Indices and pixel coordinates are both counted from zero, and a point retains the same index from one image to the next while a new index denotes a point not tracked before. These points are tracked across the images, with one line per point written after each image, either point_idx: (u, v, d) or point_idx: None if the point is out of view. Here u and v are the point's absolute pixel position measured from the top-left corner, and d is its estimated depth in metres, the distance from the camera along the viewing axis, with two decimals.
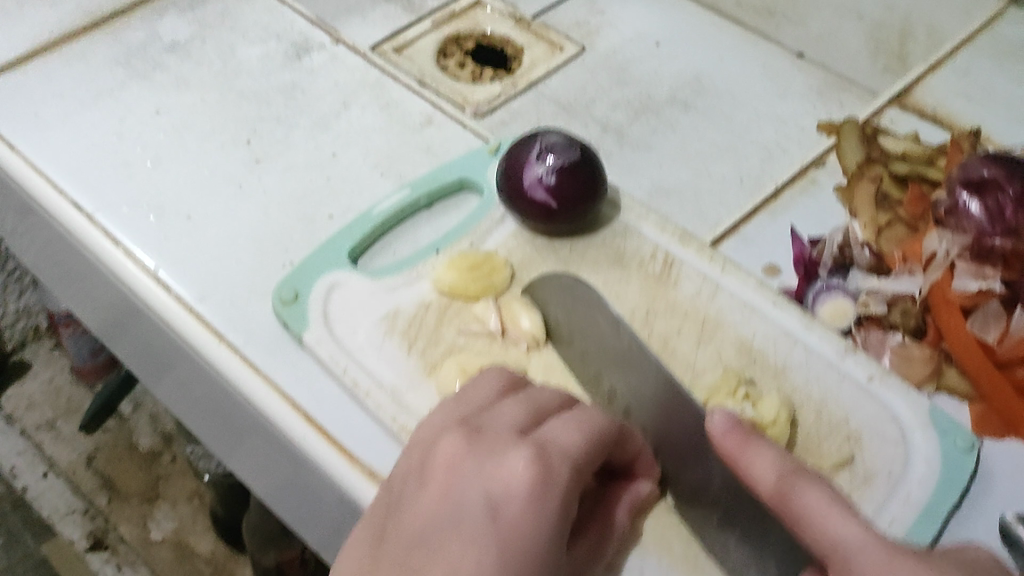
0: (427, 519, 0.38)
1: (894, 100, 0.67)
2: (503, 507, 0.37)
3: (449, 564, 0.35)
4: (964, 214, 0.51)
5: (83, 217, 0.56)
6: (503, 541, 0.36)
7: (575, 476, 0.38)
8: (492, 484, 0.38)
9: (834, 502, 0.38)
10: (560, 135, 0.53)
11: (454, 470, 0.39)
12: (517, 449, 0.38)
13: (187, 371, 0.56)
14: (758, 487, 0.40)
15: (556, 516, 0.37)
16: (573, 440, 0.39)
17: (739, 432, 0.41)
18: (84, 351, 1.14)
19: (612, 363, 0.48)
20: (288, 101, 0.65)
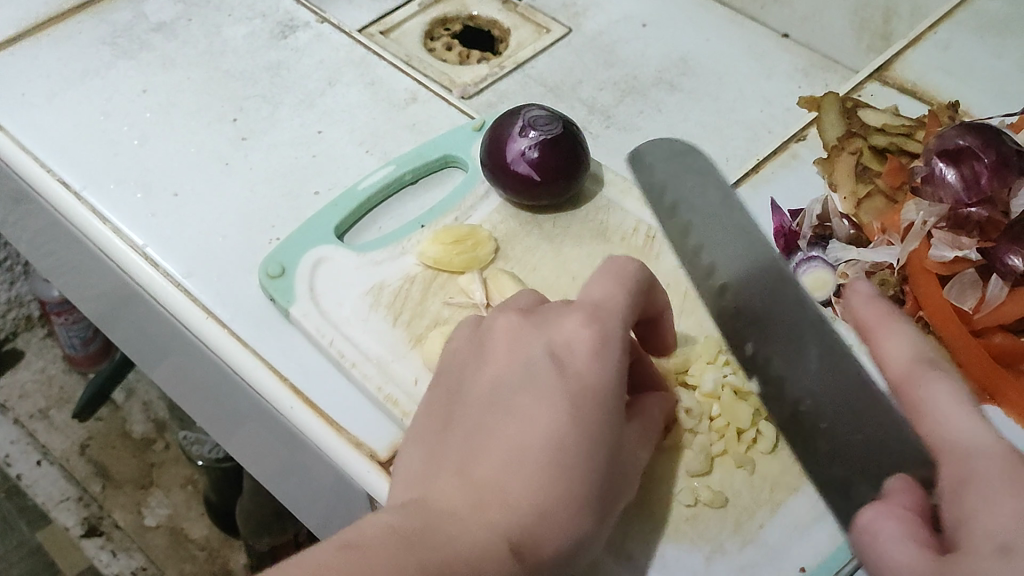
0: (491, 387, 0.39)
1: (874, 75, 0.67)
2: (566, 361, 0.38)
3: (525, 420, 0.37)
4: (940, 183, 0.49)
5: (71, 194, 0.57)
6: (572, 394, 0.37)
7: (625, 343, 0.40)
8: (552, 343, 0.39)
9: (961, 395, 0.35)
10: (542, 109, 0.54)
11: (514, 339, 0.41)
12: (568, 316, 0.40)
13: (177, 349, 0.57)
14: (890, 363, 0.37)
15: (619, 375, 0.39)
16: (622, 300, 0.41)
17: (882, 302, 0.39)
18: (76, 340, 1.14)
19: (723, 238, 0.51)
20: (273, 79, 0.65)
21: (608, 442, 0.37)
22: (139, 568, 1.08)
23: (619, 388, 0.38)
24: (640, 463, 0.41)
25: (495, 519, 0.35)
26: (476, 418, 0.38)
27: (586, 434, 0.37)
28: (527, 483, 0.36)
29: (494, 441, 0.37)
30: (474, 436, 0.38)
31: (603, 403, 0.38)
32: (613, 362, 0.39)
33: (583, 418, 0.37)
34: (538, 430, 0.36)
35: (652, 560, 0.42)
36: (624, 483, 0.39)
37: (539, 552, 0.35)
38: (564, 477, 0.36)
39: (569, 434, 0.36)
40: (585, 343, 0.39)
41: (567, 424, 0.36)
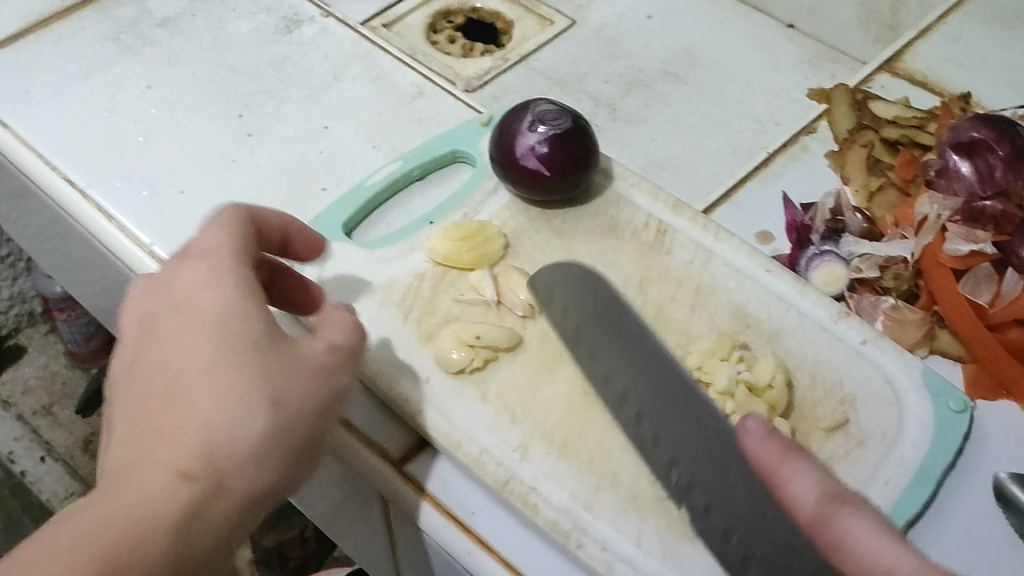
0: (145, 322, 0.39)
1: (884, 67, 0.67)
2: (190, 301, 0.38)
3: (171, 357, 0.37)
4: (954, 176, 0.51)
5: (76, 192, 0.56)
6: (204, 323, 0.37)
7: (238, 260, 0.40)
8: (168, 297, 0.39)
9: (878, 527, 0.34)
10: (551, 104, 0.53)
11: (141, 308, 0.40)
12: (183, 265, 0.40)
13: None
14: (800, 507, 0.36)
15: (237, 281, 0.39)
16: (224, 232, 0.41)
17: (778, 439, 0.38)
18: (78, 336, 1.14)
19: (618, 350, 0.47)
20: (278, 75, 0.65)
21: (253, 340, 0.37)
22: None
23: (252, 288, 0.39)
24: (324, 343, 0.39)
25: (162, 457, 0.33)
26: (128, 387, 0.37)
27: (235, 357, 0.36)
28: (207, 398, 0.35)
29: (159, 377, 0.36)
30: (140, 389, 0.36)
31: (234, 313, 0.37)
32: (232, 282, 0.39)
33: (218, 338, 0.36)
34: (189, 364, 0.36)
35: (670, 559, 0.42)
36: (331, 374, 0.38)
37: (222, 466, 0.34)
38: (223, 389, 0.35)
39: (224, 359, 0.36)
40: (194, 273, 0.39)
41: (222, 351, 0.36)
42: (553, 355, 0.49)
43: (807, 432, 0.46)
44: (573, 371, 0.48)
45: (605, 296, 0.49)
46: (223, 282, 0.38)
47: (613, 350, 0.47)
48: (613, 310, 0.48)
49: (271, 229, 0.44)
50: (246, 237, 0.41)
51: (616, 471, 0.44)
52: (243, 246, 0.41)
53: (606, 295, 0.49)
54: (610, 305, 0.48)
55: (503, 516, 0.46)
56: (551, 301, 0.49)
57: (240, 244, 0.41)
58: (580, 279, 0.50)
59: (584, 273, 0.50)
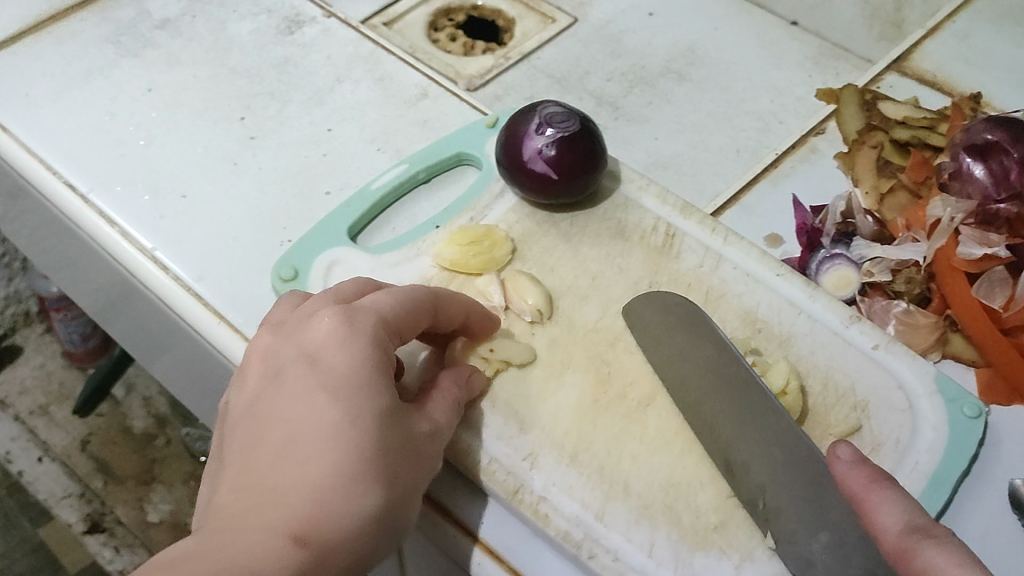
0: (272, 364, 0.40)
1: (892, 66, 0.66)
2: (322, 357, 0.38)
3: (289, 413, 0.37)
4: (968, 178, 0.50)
5: (78, 198, 0.55)
6: (327, 383, 0.37)
7: (381, 324, 0.40)
8: (300, 346, 0.39)
9: (957, 558, 0.33)
10: (560, 106, 0.53)
11: (267, 352, 0.40)
12: (321, 314, 0.40)
13: (184, 353, 0.56)
14: (881, 536, 0.36)
15: (373, 351, 0.39)
16: (388, 300, 0.41)
17: (870, 470, 0.38)
18: (75, 335, 1.13)
19: (696, 365, 0.46)
20: (280, 76, 0.64)
21: (377, 416, 0.37)
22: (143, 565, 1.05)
23: (381, 356, 0.39)
24: (430, 425, 0.41)
25: (274, 522, 0.33)
26: (243, 434, 0.38)
27: (355, 433, 0.36)
28: (321, 464, 0.35)
29: (273, 429, 0.37)
30: (260, 436, 0.37)
31: (365, 384, 0.37)
32: (363, 347, 0.38)
33: (345, 404, 0.37)
34: (307, 425, 0.36)
35: (683, 570, 0.41)
36: (430, 455, 0.40)
37: (326, 540, 0.34)
38: (338, 463, 0.35)
39: (348, 429, 0.36)
40: (331, 329, 0.39)
41: (347, 422, 0.36)
42: (562, 361, 0.48)
43: (819, 440, 0.46)
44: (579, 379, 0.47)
45: (688, 319, 0.48)
46: (355, 344, 0.38)
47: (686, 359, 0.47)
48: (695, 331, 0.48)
49: (449, 318, 0.45)
50: (407, 309, 0.41)
51: (627, 480, 0.44)
52: (395, 313, 0.41)
53: (691, 317, 0.48)
54: (684, 319, 0.48)
55: (512, 524, 0.45)
56: (642, 317, 0.49)
57: (393, 316, 0.41)
58: (670, 304, 0.49)
59: (662, 292, 0.50)
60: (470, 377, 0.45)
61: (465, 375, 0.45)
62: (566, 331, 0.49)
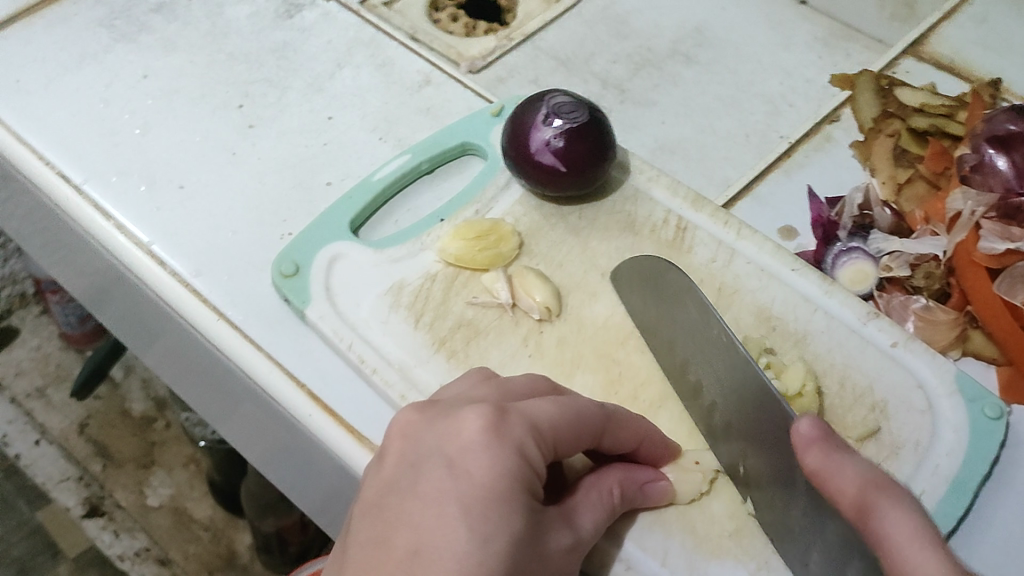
0: (411, 450, 0.36)
1: (908, 51, 0.65)
2: (462, 461, 0.34)
3: (421, 517, 0.33)
4: (990, 171, 0.50)
5: (72, 189, 0.54)
6: (465, 495, 0.33)
7: (534, 434, 0.36)
8: (442, 441, 0.35)
9: (918, 532, 0.32)
10: (568, 96, 0.51)
11: (408, 435, 0.37)
12: (469, 409, 0.36)
13: (179, 346, 0.55)
14: (834, 500, 0.36)
15: (517, 466, 0.34)
16: (550, 408, 0.37)
17: (822, 444, 0.36)
18: (72, 318, 1.11)
19: (704, 356, 0.45)
20: (280, 62, 0.62)
21: (515, 537, 0.33)
22: (143, 549, 1.05)
23: (527, 468, 0.35)
24: (571, 538, 0.36)
25: None
26: (368, 529, 0.34)
27: (490, 555, 0.32)
28: None
29: (401, 533, 0.33)
30: (386, 532, 0.34)
31: (503, 500, 0.33)
32: (508, 460, 0.34)
33: (479, 522, 0.33)
34: (439, 536, 0.32)
35: None
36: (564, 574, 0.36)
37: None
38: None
39: (481, 550, 0.32)
40: (479, 425, 0.35)
41: (481, 543, 0.32)
42: (570, 360, 0.47)
43: None
44: (588, 380, 0.46)
45: (694, 300, 0.46)
46: (501, 454, 0.34)
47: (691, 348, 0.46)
48: (703, 317, 0.45)
49: (620, 445, 0.40)
50: (568, 419, 0.37)
51: None
52: (553, 423, 0.37)
53: (698, 300, 0.45)
54: (680, 298, 0.46)
55: None
56: (658, 299, 0.48)
57: (550, 427, 0.37)
58: (679, 283, 0.46)
59: (665, 263, 0.48)
60: (643, 485, 0.41)
61: (637, 479, 0.41)
62: (575, 330, 0.48)
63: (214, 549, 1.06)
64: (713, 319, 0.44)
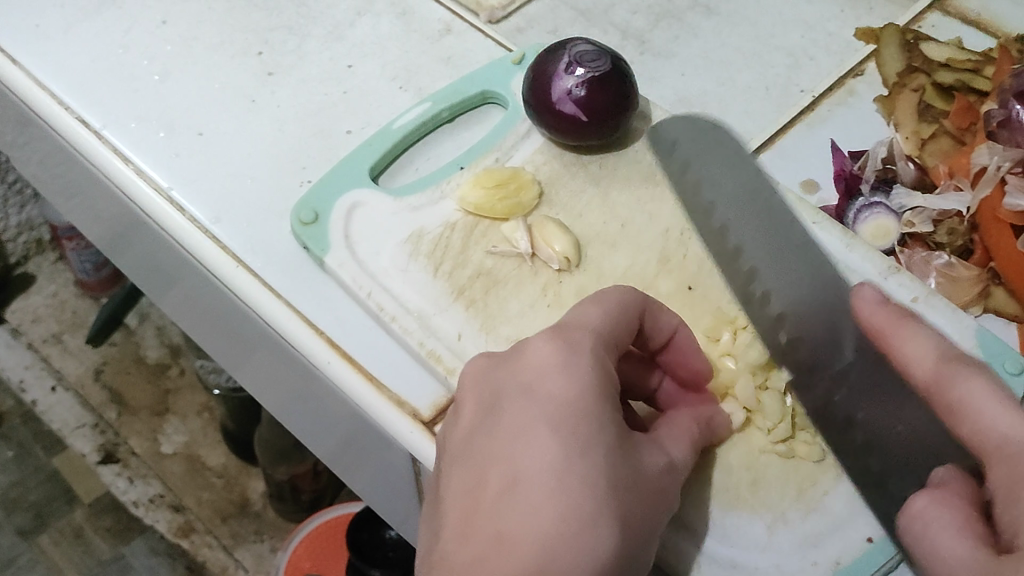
0: (488, 392, 0.38)
1: (934, 5, 0.64)
2: (540, 384, 0.36)
3: (512, 445, 0.35)
4: (1018, 128, 0.49)
5: (91, 134, 0.54)
6: (552, 412, 0.35)
7: (599, 343, 0.38)
8: (516, 373, 0.37)
9: (995, 394, 0.36)
10: (590, 44, 0.51)
11: (480, 377, 0.39)
12: (534, 340, 0.38)
13: (194, 289, 0.55)
14: (908, 364, 0.40)
15: (592, 381, 0.36)
16: (606, 319, 0.39)
17: (892, 311, 0.41)
18: (87, 265, 1.11)
19: (752, 225, 0.47)
20: (299, 9, 0.62)
21: (609, 443, 0.35)
22: (157, 496, 1.05)
23: (604, 376, 0.37)
24: (666, 457, 0.37)
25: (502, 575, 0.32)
26: (461, 472, 0.36)
27: (589, 461, 0.34)
28: (550, 505, 0.33)
29: (496, 466, 0.35)
30: (481, 467, 0.35)
31: (590, 410, 0.35)
32: (584, 371, 0.36)
33: (571, 436, 0.34)
34: (536, 460, 0.34)
35: (713, 530, 0.40)
36: (667, 491, 0.37)
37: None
38: (576, 499, 0.33)
39: (579, 459, 0.34)
40: (548, 352, 0.37)
41: (578, 453, 0.34)
42: None
43: None
44: None
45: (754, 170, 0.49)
46: (574, 366, 0.36)
47: (763, 246, 0.47)
48: (753, 175, 0.49)
49: (660, 331, 0.42)
50: (621, 318, 0.40)
51: None
52: (614, 330, 0.39)
53: (748, 161, 0.49)
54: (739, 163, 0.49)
55: None
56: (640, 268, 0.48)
57: (611, 333, 0.39)
58: (737, 154, 0.50)
59: (720, 129, 0.51)
60: (712, 423, 0.41)
61: (705, 417, 0.41)
62: (595, 280, 0.48)
63: (228, 496, 1.07)
64: (766, 178, 0.49)
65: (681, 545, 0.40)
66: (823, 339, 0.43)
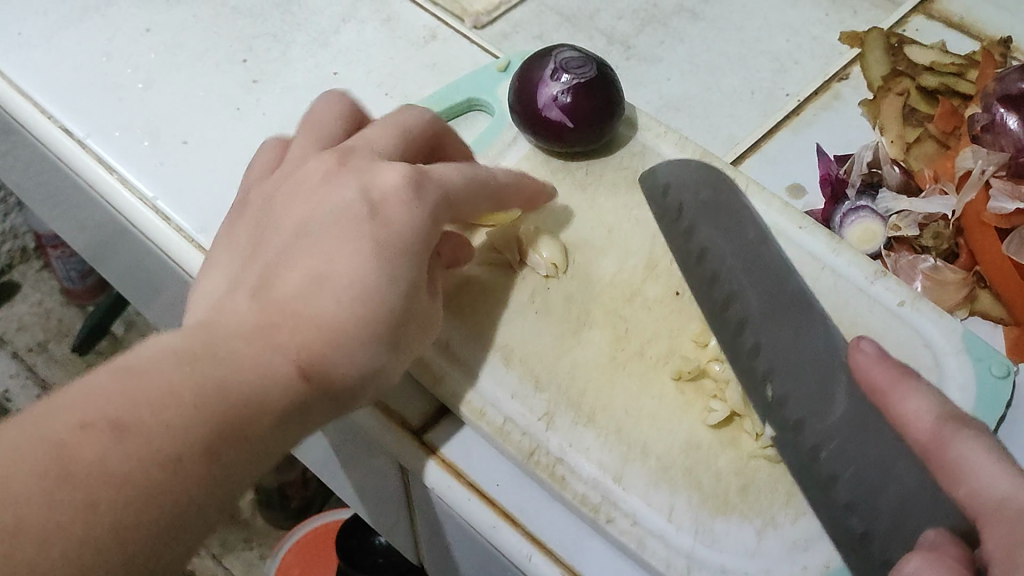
0: (325, 196, 0.40)
1: (918, 9, 0.65)
2: (381, 206, 0.39)
3: (335, 249, 0.37)
4: (1002, 131, 0.50)
5: (75, 143, 0.54)
6: (382, 237, 0.38)
7: (444, 201, 0.41)
8: (362, 185, 0.40)
9: (991, 455, 0.35)
10: (576, 50, 0.51)
11: (324, 182, 0.41)
12: (393, 165, 0.40)
13: (179, 296, 0.55)
14: (906, 424, 0.38)
15: (430, 221, 0.40)
16: (455, 176, 0.42)
17: (892, 368, 0.39)
18: (72, 272, 1.10)
19: (745, 276, 0.47)
20: (284, 17, 0.62)
21: (399, 285, 0.37)
22: None
23: (434, 227, 0.40)
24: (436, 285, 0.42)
25: (270, 355, 0.34)
26: (275, 258, 0.38)
27: (388, 286, 0.37)
28: (342, 305, 0.36)
29: (313, 259, 0.37)
30: (292, 261, 0.37)
31: (406, 250, 0.38)
32: (425, 215, 0.39)
33: (387, 264, 0.37)
34: (347, 268, 0.36)
35: (703, 535, 0.40)
36: (427, 326, 0.40)
37: (327, 377, 0.35)
38: (364, 312, 0.36)
39: (387, 286, 0.37)
40: (396, 179, 0.40)
41: (388, 279, 0.37)
42: (577, 318, 0.47)
43: None
44: (595, 336, 0.46)
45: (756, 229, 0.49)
46: (417, 208, 0.39)
47: (732, 255, 0.47)
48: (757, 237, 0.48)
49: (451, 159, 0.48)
50: (470, 183, 0.42)
51: (646, 442, 0.43)
52: (460, 192, 0.42)
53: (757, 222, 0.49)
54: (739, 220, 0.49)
55: (524, 485, 0.43)
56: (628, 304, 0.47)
57: (455, 189, 0.41)
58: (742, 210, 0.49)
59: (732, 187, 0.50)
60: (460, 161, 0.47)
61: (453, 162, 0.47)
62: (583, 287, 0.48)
63: None
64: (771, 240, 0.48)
65: (671, 552, 0.40)
66: (809, 394, 0.42)
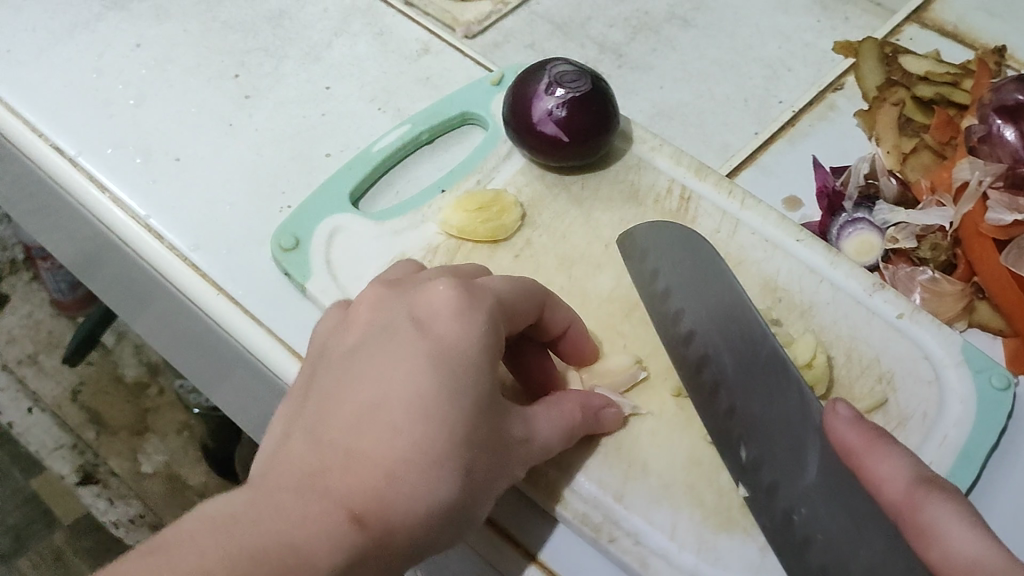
0: (379, 315, 0.38)
1: (911, 17, 0.64)
2: (429, 322, 0.37)
3: (385, 374, 0.35)
4: (999, 141, 0.50)
5: (65, 161, 0.53)
6: (435, 353, 0.35)
7: (499, 309, 0.38)
8: (411, 306, 0.38)
9: (965, 518, 0.33)
10: (570, 64, 0.50)
11: (377, 305, 0.39)
12: (436, 283, 0.38)
13: (171, 312, 0.54)
14: (881, 489, 0.36)
15: (488, 329, 0.37)
16: (499, 282, 0.39)
17: (864, 427, 0.37)
18: (63, 285, 1.10)
19: (707, 317, 0.45)
20: (275, 31, 0.62)
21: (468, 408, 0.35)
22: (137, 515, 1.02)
23: (496, 339, 0.37)
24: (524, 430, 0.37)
25: (332, 495, 0.32)
26: (331, 382, 0.36)
27: (453, 405, 0.34)
28: (399, 441, 0.33)
29: (363, 388, 0.35)
30: (344, 384, 0.36)
31: (466, 368, 0.35)
32: (482, 327, 0.37)
33: (442, 376, 0.34)
34: (399, 389, 0.34)
35: (706, 552, 0.40)
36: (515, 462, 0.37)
37: (388, 521, 0.32)
38: (424, 440, 0.33)
39: (446, 403, 0.34)
40: (446, 297, 0.37)
41: (449, 398, 0.34)
42: None
43: None
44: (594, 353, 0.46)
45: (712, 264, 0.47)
46: (469, 319, 0.36)
47: (695, 302, 0.45)
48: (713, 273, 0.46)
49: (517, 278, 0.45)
50: (521, 291, 0.40)
51: (646, 459, 0.42)
52: (511, 298, 0.39)
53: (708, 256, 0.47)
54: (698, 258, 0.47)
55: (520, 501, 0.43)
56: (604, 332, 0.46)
57: (509, 298, 0.39)
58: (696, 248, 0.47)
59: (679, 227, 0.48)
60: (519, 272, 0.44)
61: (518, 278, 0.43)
62: (580, 303, 0.48)
63: None
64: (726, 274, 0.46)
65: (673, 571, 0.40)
66: (784, 457, 0.40)
